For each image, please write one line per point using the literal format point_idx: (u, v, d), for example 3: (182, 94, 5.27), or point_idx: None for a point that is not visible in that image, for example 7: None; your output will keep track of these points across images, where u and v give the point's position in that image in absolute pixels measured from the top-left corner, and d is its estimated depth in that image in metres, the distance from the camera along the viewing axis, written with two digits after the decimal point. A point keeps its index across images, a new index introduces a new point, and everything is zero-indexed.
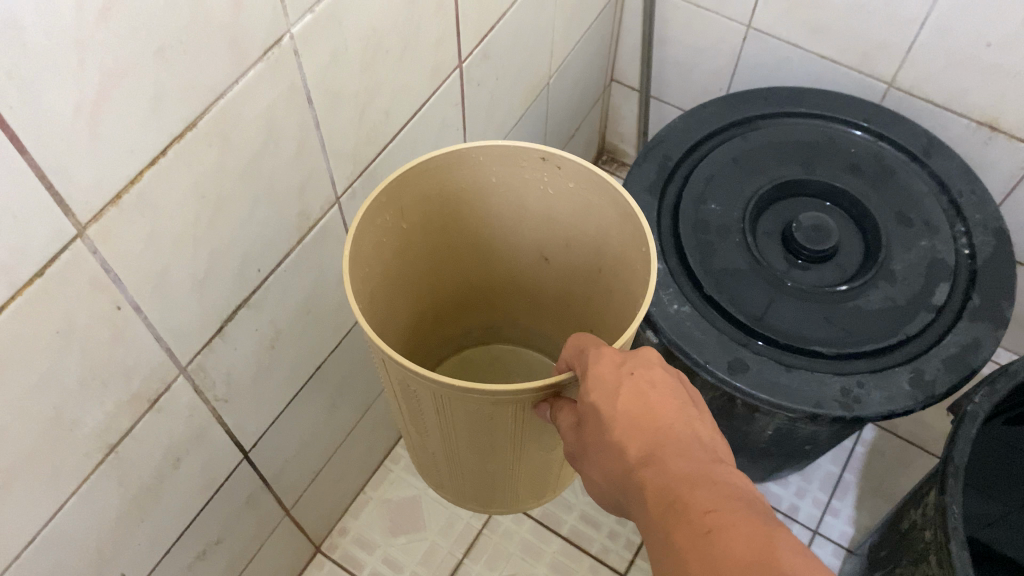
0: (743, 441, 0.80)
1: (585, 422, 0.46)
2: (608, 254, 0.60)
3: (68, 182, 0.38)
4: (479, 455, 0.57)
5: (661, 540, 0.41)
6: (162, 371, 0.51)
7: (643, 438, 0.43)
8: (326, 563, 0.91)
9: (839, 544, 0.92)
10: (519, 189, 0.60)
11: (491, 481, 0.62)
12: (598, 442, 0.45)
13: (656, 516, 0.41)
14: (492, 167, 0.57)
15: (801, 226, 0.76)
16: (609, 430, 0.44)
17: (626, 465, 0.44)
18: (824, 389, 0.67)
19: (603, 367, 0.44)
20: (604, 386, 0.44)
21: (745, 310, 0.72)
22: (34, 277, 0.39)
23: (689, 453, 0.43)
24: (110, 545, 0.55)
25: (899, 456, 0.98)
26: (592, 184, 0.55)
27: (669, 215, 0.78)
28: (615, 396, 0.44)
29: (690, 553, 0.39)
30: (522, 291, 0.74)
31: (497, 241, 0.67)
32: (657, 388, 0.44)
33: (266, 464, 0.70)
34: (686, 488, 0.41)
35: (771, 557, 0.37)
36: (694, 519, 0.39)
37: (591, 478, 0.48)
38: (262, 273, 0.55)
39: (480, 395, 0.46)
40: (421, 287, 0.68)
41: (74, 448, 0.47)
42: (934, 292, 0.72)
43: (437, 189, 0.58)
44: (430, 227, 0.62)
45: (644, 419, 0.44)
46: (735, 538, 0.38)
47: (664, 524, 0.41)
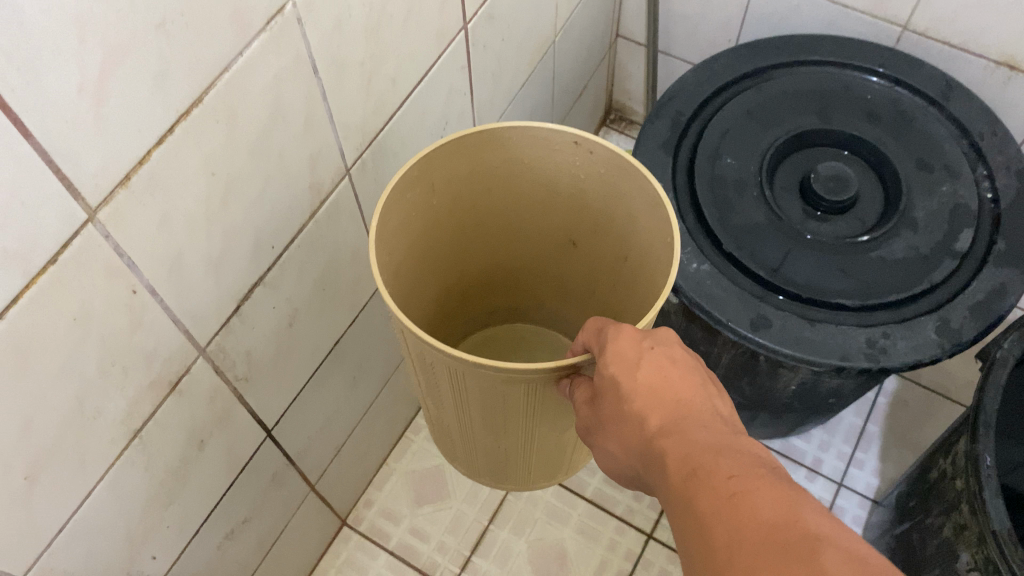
0: (767, 397, 0.80)
1: (601, 395, 0.45)
2: (632, 242, 0.59)
3: (76, 166, 0.37)
4: (492, 432, 0.57)
5: (681, 508, 0.39)
6: (181, 353, 0.50)
7: (664, 411, 0.42)
8: (353, 537, 0.91)
9: (865, 496, 0.91)
10: (550, 171, 0.58)
11: (502, 457, 0.62)
12: (617, 413, 0.44)
13: (677, 484, 0.40)
14: (524, 146, 0.56)
15: (820, 176, 0.74)
16: (628, 401, 0.43)
17: (645, 437, 0.42)
18: (849, 341, 0.66)
19: (622, 342, 0.43)
20: (624, 359, 0.43)
21: (764, 265, 0.70)
22: (47, 264, 0.38)
23: (710, 426, 0.41)
24: (139, 529, 0.55)
25: (923, 405, 0.97)
26: (624, 173, 0.54)
27: (684, 171, 0.76)
28: (637, 369, 0.43)
29: (711, 516, 0.37)
30: (544, 274, 0.73)
31: (523, 222, 0.66)
32: (677, 365, 0.44)
33: (289, 441, 0.69)
34: (709, 455, 0.39)
35: (797, 518, 0.35)
36: (716, 484, 0.38)
37: (606, 451, 0.47)
38: (276, 250, 0.54)
39: (495, 371, 0.45)
40: (447, 258, 0.67)
41: (98, 435, 0.46)
42: (958, 237, 0.71)
43: (467, 166, 0.57)
44: (456, 208, 0.61)
45: (664, 392, 0.43)
46: (759, 500, 0.36)
47: (686, 491, 0.39)
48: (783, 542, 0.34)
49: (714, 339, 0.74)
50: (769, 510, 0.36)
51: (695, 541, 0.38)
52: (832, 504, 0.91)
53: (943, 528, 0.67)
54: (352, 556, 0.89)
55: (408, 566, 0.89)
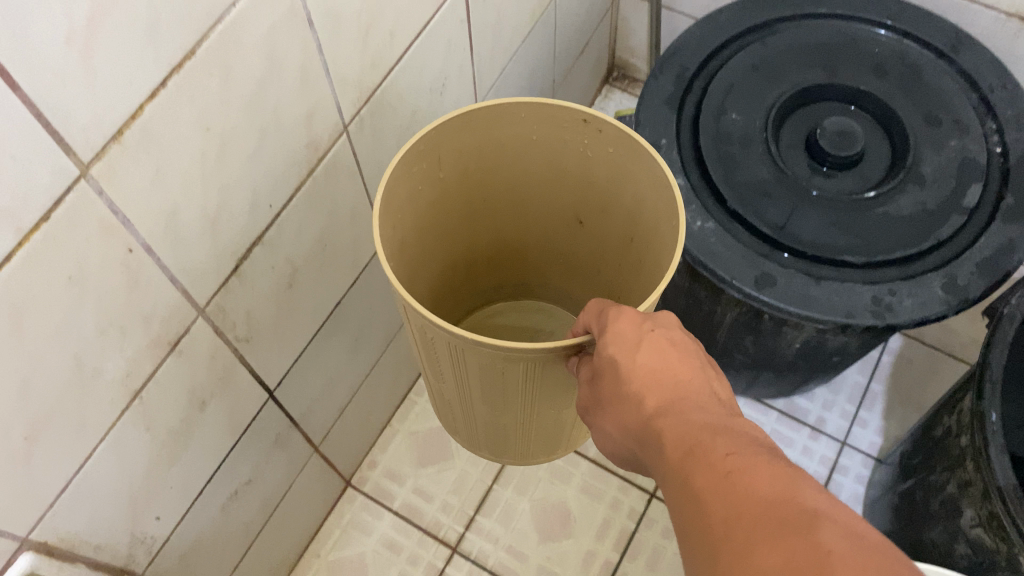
0: (771, 356, 0.79)
1: (600, 376, 0.45)
2: (640, 224, 0.58)
3: (66, 120, 0.36)
4: (490, 409, 0.58)
5: (679, 489, 0.38)
6: (180, 313, 0.50)
7: (663, 392, 0.42)
8: (357, 498, 0.91)
9: (869, 455, 0.91)
10: (558, 149, 0.58)
11: (499, 433, 0.63)
12: (616, 393, 0.44)
13: (676, 463, 0.39)
14: (532, 122, 0.55)
15: (826, 132, 0.73)
16: (627, 381, 0.43)
17: (643, 417, 0.42)
18: (854, 298, 0.65)
19: (623, 324, 0.44)
20: (624, 341, 0.43)
21: (769, 221, 0.70)
22: (40, 221, 0.37)
23: (708, 407, 0.41)
24: (142, 490, 0.55)
25: (927, 364, 0.97)
26: (632, 153, 0.53)
27: (689, 127, 0.75)
28: (636, 350, 0.43)
29: (709, 494, 0.36)
30: (550, 253, 0.73)
31: (530, 200, 0.66)
32: (677, 347, 0.44)
33: (292, 403, 0.69)
34: (706, 435, 0.38)
35: (795, 496, 0.34)
36: (714, 462, 0.37)
37: (605, 432, 0.47)
38: (274, 208, 0.53)
39: (494, 351, 0.46)
40: (453, 234, 0.67)
41: (97, 396, 0.46)
42: (966, 193, 0.70)
43: (475, 141, 0.56)
44: (463, 182, 0.61)
45: (663, 374, 0.43)
46: (757, 478, 0.35)
47: (684, 471, 0.38)
48: (780, 516, 0.33)
49: (718, 298, 0.74)
50: (767, 486, 0.34)
51: (693, 521, 0.36)
52: (835, 463, 0.91)
53: (947, 485, 0.67)
54: (357, 516, 0.90)
55: (412, 526, 0.89)
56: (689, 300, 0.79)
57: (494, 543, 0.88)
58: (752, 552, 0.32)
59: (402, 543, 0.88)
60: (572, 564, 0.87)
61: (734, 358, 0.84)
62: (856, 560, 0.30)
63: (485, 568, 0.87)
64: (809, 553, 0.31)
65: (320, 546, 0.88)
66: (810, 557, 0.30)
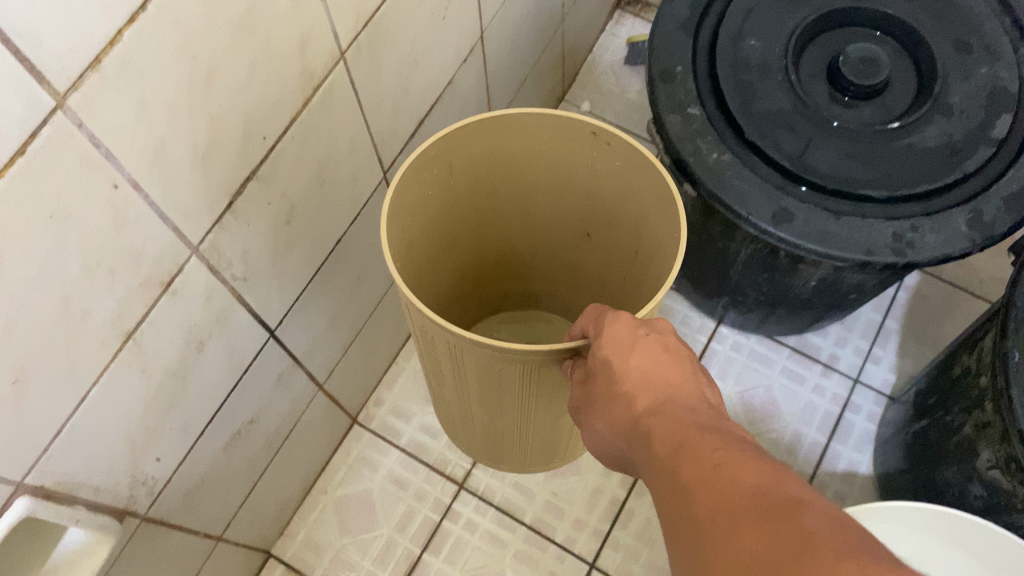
0: (785, 293, 0.77)
1: (593, 378, 0.46)
2: (643, 237, 0.58)
3: (38, 46, 0.33)
4: (488, 404, 0.60)
5: (668, 485, 0.39)
6: (173, 252, 0.48)
7: (653, 393, 0.43)
8: (363, 435, 0.90)
9: (881, 393, 0.90)
10: (568, 162, 0.59)
11: (496, 423, 0.65)
12: (607, 394, 0.45)
13: (663, 459, 0.39)
14: (543, 134, 0.56)
15: (850, 59, 0.69)
16: (618, 383, 0.44)
17: (634, 417, 0.43)
18: (875, 235, 0.63)
19: (619, 327, 0.45)
20: (617, 344, 0.44)
21: (788, 154, 0.66)
22: (16, 155, 0.35)
23: (696, 409, 0.42)
24: (141, 432, 0.54)
25: (943, 301, 0.94)
26: (639, 167, 0.54)
27: (705, 53, 0.72)
28: (631, 352, 0.44)
29: (696, 487, 0.37)
30: (559, 263, 0.73)
31: (539, 211, 0.66)
32: (669, 352, 0.44)
33: (294, 341, 0.68)
34: (694, 432, 0.39)
35: (778, 487, 0.35)
36: (702, 457, 0.38)
37: (597, 432, 0.47)
38: (269, 141, 0.51)
39: (491, 350, 0.48)
40: (461, 241, 0.67)
41: (89, 338, 0.44)
42: (995, 124, 0.66)
43: (486, 148, 0.57)
44: (473, 188, 0.62)
45: (654, 377, 0.43)
46: (743, 471, 0.36)
47: (671, 466, 0.39)
48: (767, 503, 0.34)
49: (732, 234, 0.71)
50: (756, 477, 0.35)
51: (680, 514, 0.37)
52: (847, 401, 0.90)
53: (964, 425, 0.65)
54: (363, 453, 0.89)
55: (420, 463, 0.89)
56: (702, 235, 0.77)
57: (501, 481, 0.88)
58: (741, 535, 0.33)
59: (409, 480, 0.88)
60: (579, 501, 0.86)
61: (747, 296, 0.82)
62: (835, 539, 0.31)
63: (492, 505, 0.86)
64: (793, 533, 0.32)
65: (327, 482, 0.88)
66: (794, 536, 0.31)
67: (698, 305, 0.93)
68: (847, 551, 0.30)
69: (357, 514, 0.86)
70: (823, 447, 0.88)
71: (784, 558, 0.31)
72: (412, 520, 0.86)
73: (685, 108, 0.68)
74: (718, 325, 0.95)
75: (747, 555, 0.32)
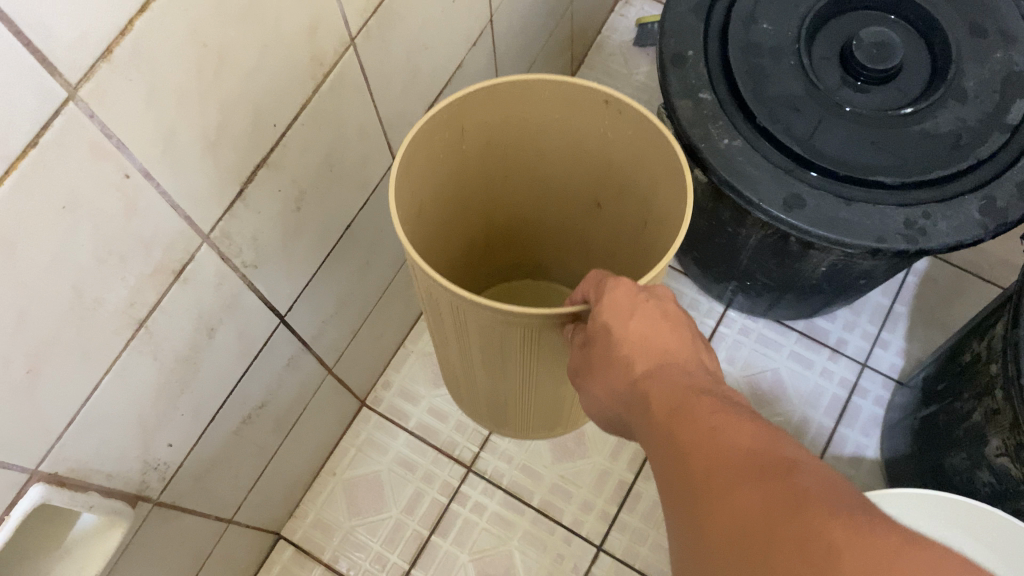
0: (794, 279, 0.77)
1: (593, 342, 0.46)
2: (650, 207, 0.58)
3: (49, 37, 0.33)
4: (492, 368, 0.60)
5: (666, 445, 0.40)
6: (184, 240, 0.47)
7: (652, 357, 0.44)
8: (372, 417, 0.91)
9: (889, 377, 0.90)
10: (578, 130, 0.58)
11: (499, 389, 0.66)
12: (605, 357, 0.46)
13: (660, 421, 0.41)
14: (555, 101, 0.56)
15: (863, 43, 0.69)
16: (618, 347, 0.45)
17: (633, 380, 0.44)
18: (886, 222, 0.62)
19: (619, 294, 0.44)
20: (617, 311, 0.44)
21: (800, 139, 0.66)
22: (28, 147, 0.35)
23: (692, 373, 0.43)
24: (153, 417, 0.54)
25: (952, 285, 0.94)
26: (650, 136, 0.53)
27: (717, 37, 0.71)
28: (630, 319, 0.44)
29: (693, 449, 0.38)
30: (568, 234, 0.72)
31: (549, 180, 0.66)
32: (668, 319, 0.45)
33: (303, 326, 0.68)
34: (690, 395, 0.41)
35: (772, 447, 0.36)
36: (698, 418, 0.39)
37: (595, 395, 0.49)
38: (279, 128, 0.50)
39: (492, 311, 0.48)
40: (471, 208, 0.67)
41: (101, 326, 0.44)
42: (1009, 109, 0.66)
43: (498, 115, 0.57)
44: (484, 155, 0.61)
45: (652, 342, 0.44)
46: (737, 432, 0.37)
47: (669, 428, 0.40)
48: (760, 464, 0.35)
49: (743, 219, 0.71)
50: (749, 438, 0.37)
51: (678, 473, 0.39)
52: (855, 385, 0.90)
53: (974, 412, 0.65)
54: (372, 436, 0.90)
55: (427, 445, 0.89)
56: (711, 220, 0.77)
57: (509, 463, 0.88)
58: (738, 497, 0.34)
59: (417, 462, 0.88)
60: (586, 483, 0.87)
61: (756, 281, 0.82)
62: (827, 497, 0.33)
63: (500, 487, 0.87)
64: (787, 492, 0.33)
65: (336, 464, 0.88)
66: (786, 492, 0.33)
67: (706, 288, 0.93)
68: (837, 508, 0.32)
69: (366, 496, 0.87)
70: (831, 431, 0.88)
71: (779, 517, 0.32)
72: (421, 503, 0.86)
73: (696, 94, 0.67)
74: (726, 309, 0.95)
75: (744, 515, 0.34)
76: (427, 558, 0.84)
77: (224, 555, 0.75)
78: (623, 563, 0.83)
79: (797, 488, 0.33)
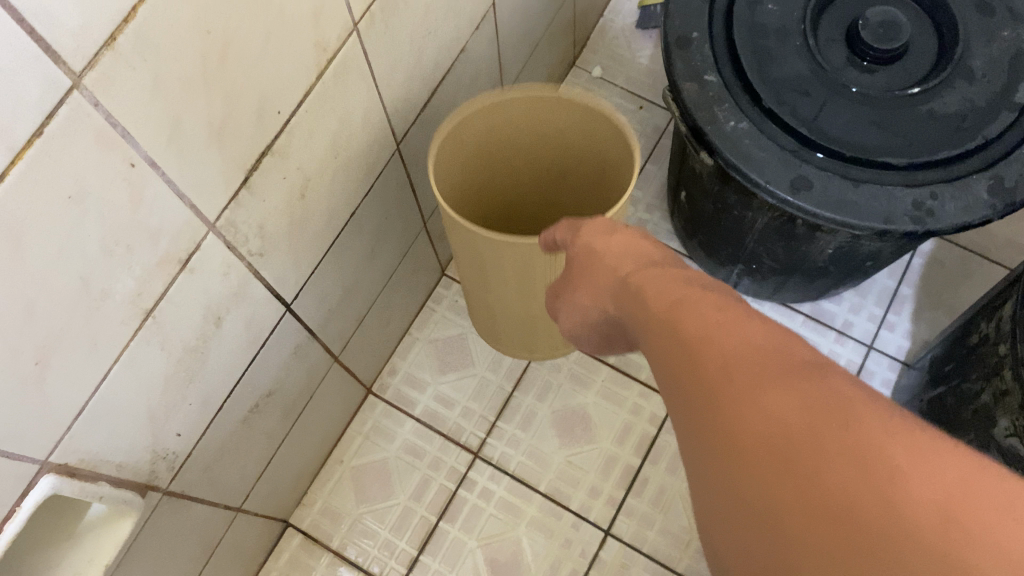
0: (800, 261, 0.77)
1: (574, 266, 0.55)
2: (613, 180, 0.70)
3: (53, 25, 0.33)
4: (524, 304, 0.73)
5: (669, 341, 0.41)
6: (190, 229, 0.47)
7: (631, 265, 0.50)
8: (378, 405, 0.90)
9: (895, 359, 0.90)
10: (549, 119, 0.68)
11: (529, 325, 0.78)
12: (588, 272, 0.53)
13: (667, 323, 0.41)
14: (525, 100, 0.65)
15: (869, 24, 0.68)
16: (600, 261, 0.52)
17: (611, 296, 0.50)
18: (894, 203, 0.62)
19: (593, 227, 0.55)
20: (595, 246, 0.53)
21: (807, 121, 0.65)
22: (33, 138, 0.34)
23: (690, 285, 0.44)
24: (162, 407, 0.54)
25: (959, 267, 0.94)
26: (603, 118, 0.64)
27: (721, 19, 0.70)
28: (607, 247, 0.53)
29: (706, 343, 0.38)
30: (553, 206, 0.82)
31: (538, 159, 0.75)
32: (643, 245, 0.52)
33: (309, 314, 0.68)
34: (691, 297, 0.42)
35: (787, 350, 0.36)
36: (708, 317, 0.39)
37: (569, 315, 0.57)
38: (283, 114, 0.50)
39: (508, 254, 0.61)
40: (478, 195, 0.77)
41: (109, 316, 0.44)
42: (1017, 88, 0.65)
43: (484, 120, 0.66)
44: (477, 156, 0.70)
45: (632, 258, 0.51)
46: (751, 330, 0.37)
47: (675, 329, 0.41)
48: (780, 367, 0.35)
49: (749, 202, 0.71)
50: (762, 345, 0.36)
51: (686, 369, 0.38)
52: (861, 367, 0.90)
53: (982, 393, 0.65)
54: (379, 423, 0.90)
55: (434, 432, 0.89)
56: (718, 204, 0.76)
57: (516, 449, 0.88)
58: (762, 398, 0.33)
59: (424, 449, 0.88)
60: (594, 468, 0.87)
61: (762, 264, 0.82)
62: (866, 404, 0.32)
63: (508, 473, 0.87)
64: (825, 399, 0.32)
65: (343, 452, 0.88)
66: (825, 400, 0.32)
67: (712, 272, 0.93)
68: (882, 416, 0.31)
69: (373, 483, 0.87)
70: None
71: (826, 427, 0.31)
72: (428, 489, 0.86)
73: (702, 76, 0.67)
74: None
75: (775, 419, 0.33)
76: (435, 544, 0.84)
77: (234, 543, 0.76)
78: (631, 547, 0.83)
79: (832, 397, 0.32)
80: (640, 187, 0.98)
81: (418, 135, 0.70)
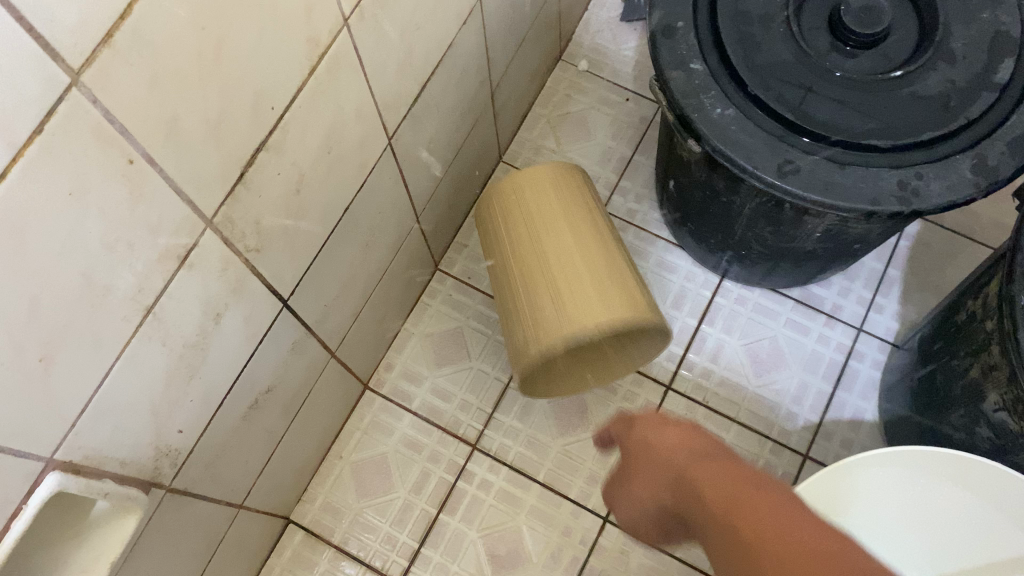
0: (789, 245, 0.78)
1: (628, 461, 0.60)
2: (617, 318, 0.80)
3: (52, 23, 0.33)
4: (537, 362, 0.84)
5: (735, 555, 0.47)
6: (189, 225, 0.48)
7: (688, 459, 0.56)
8: (376, 400, 0.91)
9: (885, 340, 0.91)
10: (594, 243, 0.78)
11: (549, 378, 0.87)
12: (645, 464, 0.59)
13: (731, 529, 0.49)
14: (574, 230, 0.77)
15: (851, 8, 0.69)
16: (657, 468, 0.58)
17: (669, 484, 0.56)
18: (880, 185, 0.63)
19: (649, 420, 0.60)
20: (651, 448, 0.59)
21: (792, 106, 0.66)
22: (33, 134, 0.35)
23: (750, 481, 0.51)
24: (164, 404, 0.54)
25: (946, 248, 0.95)
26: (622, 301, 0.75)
27: (705, 7, 0.71)
28: (665, 434, 0.58)
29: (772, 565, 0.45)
30: None
31: None
32: (696, 434, 0.58)
33: (306, 309, 0.68)
34: (749, 497, 0.49)
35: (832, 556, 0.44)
36: (761, 534, 0.47)
37: (628, 508, 0.61)
38: (277, 110, 0.51)
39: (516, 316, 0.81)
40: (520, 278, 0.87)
41: (111, 312, 0.45)
42: (998, 69, 0.66)
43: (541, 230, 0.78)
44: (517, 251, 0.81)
45: (690, 450, 0.57)
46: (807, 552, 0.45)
47: (735, 539, 0.48)
48: None
49: (737, 188, 0.72)
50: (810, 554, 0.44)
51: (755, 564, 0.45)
52: (852, 349, 0.91)
53: (971, 369, 0.66)
54: (377, 418, 0.90)
55: (432, 425, 0.90)
56: (707, 191, 0.77)
57: (514, 439, 0.89)
58: None
59: (423, 442, 0.89)
60: (591, 456, 0.88)
61: (751, 249, 0.83)
62: None
63: (506, 464, 0.88)
64: None
65: (342, 447, 0.89)
66: None
67: (702, 259, 0.93)
68: None
69: (373, 477, 0.88)
70: (829, 395, 0.89)
71: None
72: (428, 482, 0.87)
73: (687, 65, 0.68)
74: (723, 279, 0.95)
75: None
76: (436, 536, 0.85)
77: (236, 539, 0.76)
78: (630, 534, 0.84)
79: None
80: (629, 178, 0.99)
81: (409, 130, 0.71)
